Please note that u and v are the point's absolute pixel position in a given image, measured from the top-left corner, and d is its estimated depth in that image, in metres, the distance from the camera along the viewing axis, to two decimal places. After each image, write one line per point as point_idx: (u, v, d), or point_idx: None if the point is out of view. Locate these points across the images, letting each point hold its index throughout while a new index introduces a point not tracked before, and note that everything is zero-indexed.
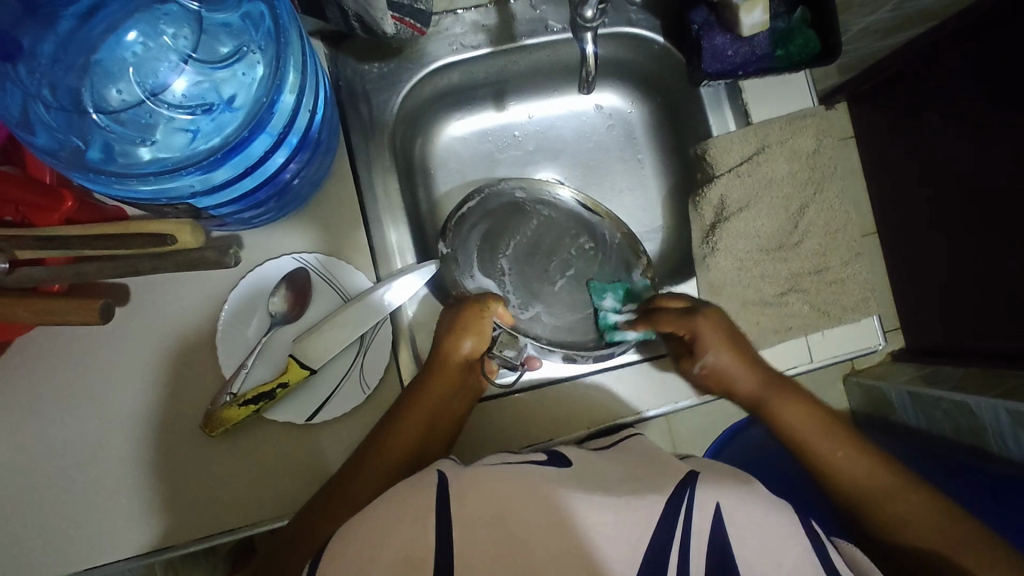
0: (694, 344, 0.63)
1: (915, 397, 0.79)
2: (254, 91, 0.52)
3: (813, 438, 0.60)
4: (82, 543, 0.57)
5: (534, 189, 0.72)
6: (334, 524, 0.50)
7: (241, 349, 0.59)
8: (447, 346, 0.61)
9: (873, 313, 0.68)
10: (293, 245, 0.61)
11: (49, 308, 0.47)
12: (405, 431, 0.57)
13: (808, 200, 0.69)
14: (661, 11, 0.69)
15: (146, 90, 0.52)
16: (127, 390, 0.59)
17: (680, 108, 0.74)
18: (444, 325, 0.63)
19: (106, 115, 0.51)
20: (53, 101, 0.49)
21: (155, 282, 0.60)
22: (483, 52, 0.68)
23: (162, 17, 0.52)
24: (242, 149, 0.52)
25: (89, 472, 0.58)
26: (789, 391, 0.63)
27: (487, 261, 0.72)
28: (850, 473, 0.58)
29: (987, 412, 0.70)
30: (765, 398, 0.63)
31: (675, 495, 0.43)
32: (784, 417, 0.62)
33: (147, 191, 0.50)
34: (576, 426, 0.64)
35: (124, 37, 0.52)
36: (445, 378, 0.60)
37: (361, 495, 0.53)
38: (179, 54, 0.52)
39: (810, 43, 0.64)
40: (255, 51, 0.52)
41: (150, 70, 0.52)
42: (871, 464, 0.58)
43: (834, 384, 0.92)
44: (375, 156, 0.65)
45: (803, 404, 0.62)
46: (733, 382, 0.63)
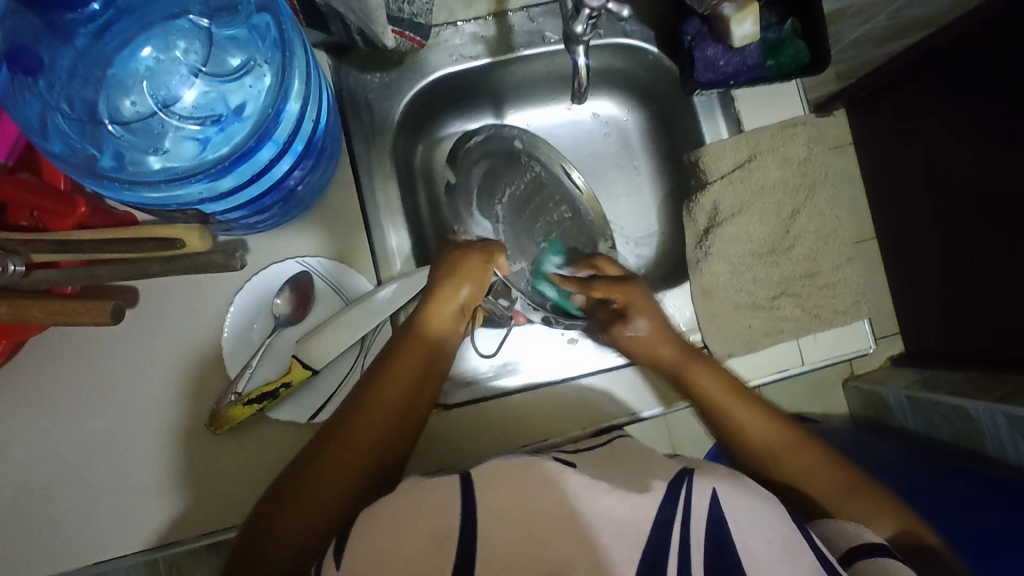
0: (625, 313, 0.68)
1: (913, 400, 0.81)
2: (262, 102, 0.54)
3: (725, 406, 0.63)
4: (94, 537, 0.59)
5: (533, 143, 0.68)
6: (325, 487, 0.52)
7: (246, 351, 0.61)
8: (445, 290, 0.61)
9: (863, 316, 0.69)
10: (297, 250, 0.63)
11: (63, 309, 0.49)
12: (379, 404, 0.56)
13: (799, 206, 0.70)
14: (655, 22, 0.70)
15: (158, 101, 0.54)
16: (136, 391, 0.61)
17: (675, 116, 0.76)
18: (435, 273, 0.62)
19: (120, 126, 0.53)
20: (71, 113, 0.52)
21: (163, 286, 0.61)
22: (481, 62, 0.70)
23: (172, 35, 0.54)
24: (248, 157, 0.54)
25: (100, 469, 0.60)
26: (708, 363, 0.65)
27: (484, 203, 0.73)
28: (757, 440, 0.61)
29: (985, 416, 0.71)
30: (684, 364, 0.65)
31: (674, 483, 0.44)
32: (698, 385, 0.64)
33: (156, 197, 0.52)
34: (573, 427, 0.66)
35: (138, 51, 0.54)
36: (436, 320, 0.60)
37: (358, 450, 0.54)
38: (189, 67, 0.55)
39: (799, 54, 0.66)
40: (263, 63, 0.54)
41: (162, 82, 0.54)
42: (778, 427, 0.62)
43: (833, 388, 0.93)
44: (377, 163, 0.68)
45: (717, 378, 0.64)
46: (657, 349, 0.65)
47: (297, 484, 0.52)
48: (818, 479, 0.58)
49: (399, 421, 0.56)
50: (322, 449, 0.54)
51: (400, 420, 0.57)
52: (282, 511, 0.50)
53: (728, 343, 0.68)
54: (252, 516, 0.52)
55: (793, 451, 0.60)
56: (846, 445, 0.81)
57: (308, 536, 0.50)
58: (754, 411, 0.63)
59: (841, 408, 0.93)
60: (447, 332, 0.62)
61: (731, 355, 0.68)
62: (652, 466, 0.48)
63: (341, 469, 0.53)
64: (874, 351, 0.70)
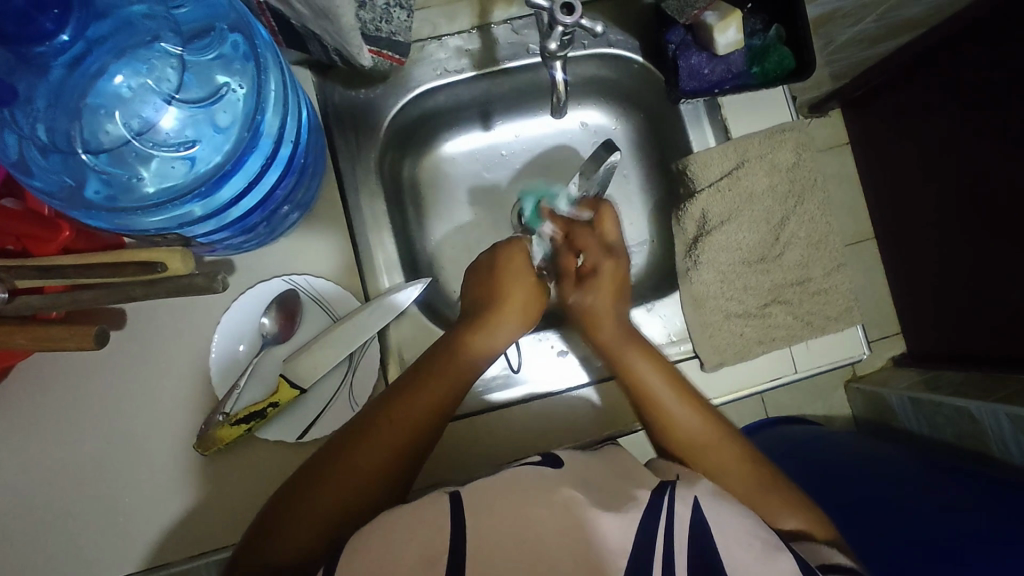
0: (588, 278, 0.69)
1: (916, 402, 0.80)
2: (240, 110, 0.54)
3: (665, 398, 0.61)
4: (86, 560, 0.59)
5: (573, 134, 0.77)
6: (360, 472, 0.54)
7: (234, 372, 0.61)
8: (508, 292, 0.66)
9: (856, 322, 0.69)
10: (284, 268, 0.63)
11: (46, 334, 0.49)
12: (421, 402, 0.58)
13: (788, 212, 0.70)
14: (640, 31, 0.70)
15: (132, 129, 0.54)
16: (127, 413, 0.60)
17: (663, 124, 0.75)
18: (504, 280, 0.67)
19: (95, 155, 0.53)
20: (45, 143, 0.52)
21: (149, 308, 0.61)
22: (466, 76, 0.70)
23: (143, 63, 0.54)
24: (230, 177, 0.54)
25: (91, 492, 0.60)
26: (644, 350, 0.64)
27: (509, 179, 0.80)
28: (685, 435, 0.60)
29: (988, 417, 0.70)
30: (622, 346, 0.65)
31: (657, 494, 0.46)
32: (637, 374, 0.63)
33: (162, 219, 0.53)
34: (566, 439, 0.66)
35: (111, 80, 0.54)
36: (497, 327, 0.65)
37: (392, 448, 0.55)
38: (162, 94, 0.54)
39: (784, 61, 0.65)
40: (238, 84, 0.54)
41: (136, 110, 0.54)
42: (707, 422, 0.61)
43: (836, 392, 0.92)
44: (363, 179, 0.68)
45: (652, 367, 0.63)
46: (597, 327, 0.66)
47: (307, 490, 0.52)
48: (732, 470, 0.59)
49: (424, 427, 0.57)
50: (358, 439, 0.55)
51: (436, 422, 0.58)
52: (289, 514, 0.51)
53: (720, 353, 0.67)
54: (255, 528, 0.52)
55: (712, 446, 0.60)
56: (848, 449, 0.80)
57: (317, 537, 0.51)
58: (688, 407, 0.61)
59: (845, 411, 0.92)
60: (493, 342, 0.64)
61: (722, 364, 0.67)
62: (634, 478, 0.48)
63: (377, 456, 0.55)
64: (868, 356, 0.70)
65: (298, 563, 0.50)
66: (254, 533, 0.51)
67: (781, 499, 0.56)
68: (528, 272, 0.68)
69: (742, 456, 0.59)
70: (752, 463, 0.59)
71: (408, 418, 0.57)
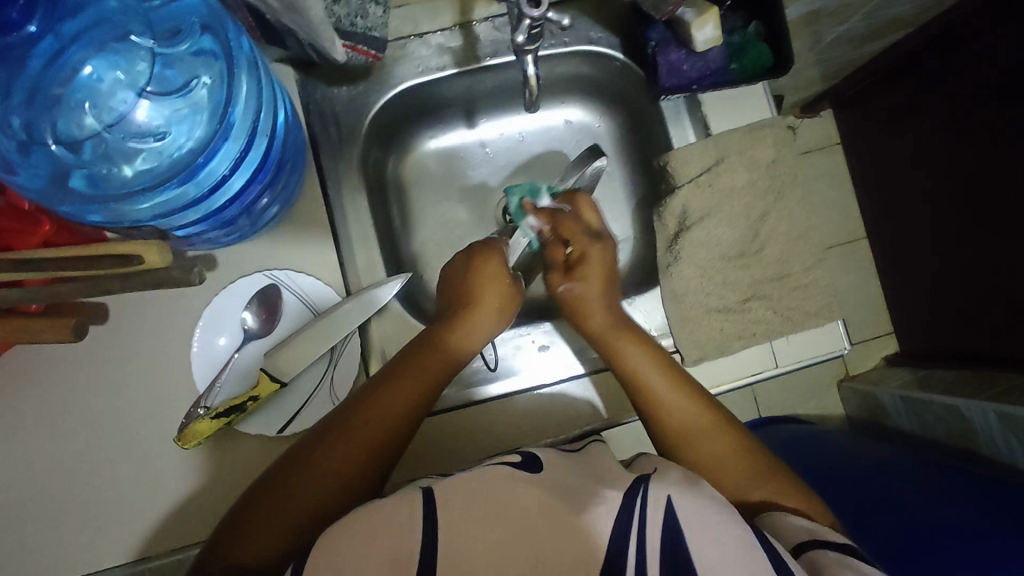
0: (575, 267, 0.69)
1: (907, 400, 0.81)
2: (213, 98, 0.55)
3: (656, 386, 0.61)
4: (68, 553, 0.59)
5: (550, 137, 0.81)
6: (331, 483, 0.54)
7: (214, 365, 0.61)
8: (482, 291, 0.66)
9: (836, 317, 0.69)
10: (265, 264, 0.63)
11: (25, 327, 0.51)
12: (393, 403, 0.58)
13: (768, 208, 0.70)
14: (620, 29, 0.71)
15: (104, 122, 0.56)
16: (109, 405, 0.61)
17: (645, 121, 0.76)
18: (476, 276, 0.67)
19: (67, 146, 0.54)
20: (14, 136, 0.52)
21: (129, 302, 0.61)
22: (448, 73, 0.70)
23: (117, 56, 0.55)
24: (200, 171, 0.55)
25: (73, 486, 0.60)
26: (633, 336, 0.65)
27: (494, 177, 0.81)
28: (674, 420, 0.60)
29: (977, 415, 0.70)
30: (610, 338, 0.65)
31: (629, 493, 0.45)
32: (627, 360, 0.63)
33: (143, 208, 0.55)
34: (547, 433, 0.66)
35: (83, 73, 0.55)
36: (468, 326, 0.65)
37: (363, 451, 0.55)
38: (134, 88, 0.56)
39: (762, 57, 0.66)
40: (207, 80, 0.55)
41: (107, 104, 0.55)
42: (697, 410, 0.60)
43: (829, 390, 0.92)
44: (345, 174, 0.68)
45: (639, 349, 0.64)
46: (586, 315, 0.67)
47: (282, 490, 0.52)
48: (726, 465, 0.57)
49: (394, 432, 0.57)
50: (336, 436, 0.56)
51: (406, 423, 0.58)
52: (258, 514, 0.51)
53: (700, 347, 0.68)
54: (225, 523, 0.52)
55: (700, 435, 0.59)
56: (835, 446, 0.80)
57: (286, 536, 0.51)
58: (678, 388, 0.61)
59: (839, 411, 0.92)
60: (469, 344, 0.65)
61: (702, 359, 0.68)
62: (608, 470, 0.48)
63: (348, 452, 0.55)
64: (848, 351, 0.70)
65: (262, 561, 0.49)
66: (226, 525, 0.52)
67: (772, 488, 0.54)
68: (504, 277, 0.68)
69: (733, 446, 0.58)
70: (743, 452, 0.58)
71: (383, 421, 0.57)
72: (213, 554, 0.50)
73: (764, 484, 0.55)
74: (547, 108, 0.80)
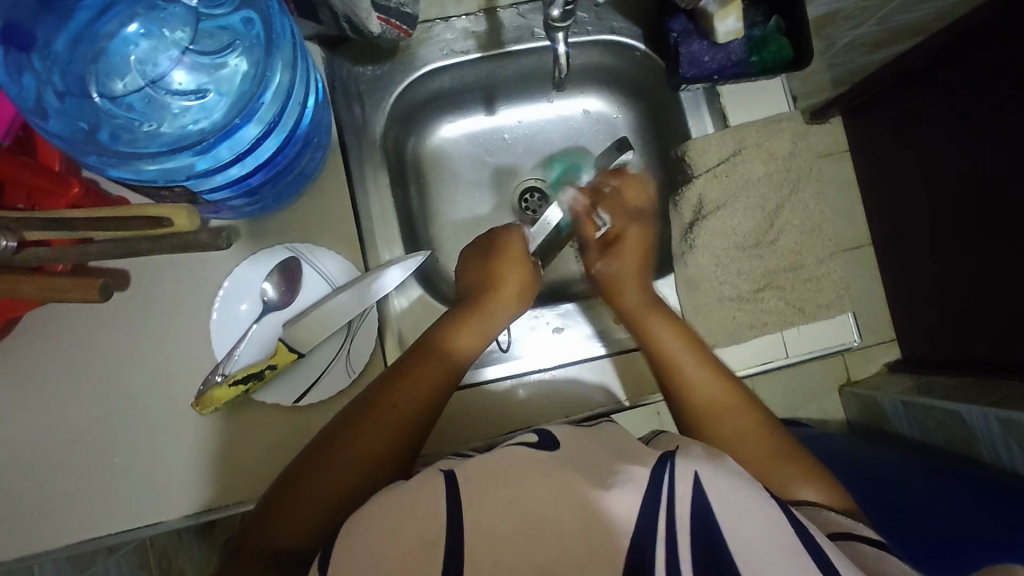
0: (612, 245, 0.71)
1: (908, 405, 0.82)
2: (245, 79, 0.55)
3: (684, 366, 0.63)
4: (79, 514, 0.60)
5: (569, 127, 0.82)
6: (350, 473, 0.54)
7: (233, 331, 0.62)
8: (499, 274, 0.67)
9: (847, 309, 0.70)
10: (285, 236, 0.64)
11: (52, 285, 0.51)
12: (413, 389, 0.58)
13: (784, 200, 0.71)
14: (642, 20, 0.72)
15: (146, 78, 0.56)
16: (126, 369, 0.61)
17: (663, 113, 0.77)
18: (501, 254, 0.68)
19: (108, 100, 0.55)
20: (60, 86, 0.53)
21: (151, 268, 0.62)
22: (472, 57, 0.71)
23: (160, 17, 0.56)
24: (233, 134, 0.55)
25: (88, 448, 0.61)
26: (664, 313, 0.66)
27: (510, 164, 0.82)
28: (702, 401, 0.61)
29: (978, 420, 0.71)
30: (644, 313, 0.66)
31: (658, 468, 0.45)
32: (656, 337, 0.64)
33: (166, 168, 0.54)
34: (556, 415, 0.67)
35: (127, 31, 0.56)
36: (484, 316, 0.65)
37: (387, 439, 0.56)
38: (177, 46, 0.56)
39: (783, 51, 0.67)
40: (243, 52, 0.56)
41: (150, 59, 0.56)
42: (724, 388, 0.61)
43: (829, 395, 0.95)
44: (367, 154, 0.69)
45: (671, 326, 0.65)
46: (619, 294, 0.68)
47: (305, 482, 0.53)
48: (749, 444, 0.58)
49: (418, 415, 0.58)
50: (354, 428, 0.56)
51: (425, 411, 0.58)
52: (286, 504, 0.52)
53: (713, 335, 0.69)
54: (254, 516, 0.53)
55: (728, 413, 0.60)
56: (836, 447, 0.81)
57: (319, 520, 0.52)
58: (706, 367, 0.63)
59: (839, 415, 0.94)
60: (486, 331, 0.65)
61: (714, 346, 0.69)
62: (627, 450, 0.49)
63: (371, 438, 0.55)
64: (858, 344, 0.71)
65: (293, 549, 0.50)
66: (257, 516, 0.53)
67: (800, 468, 0.55)
68: (525, 262, 0.69)
69: (754, 426, 0.59)
70: (769, 433, 0.59)
71: (409, 406, 0.58)
72: (246, 547, 0.51)
73: (787, 465, 0.56)
74: (567, 98, 0.81)
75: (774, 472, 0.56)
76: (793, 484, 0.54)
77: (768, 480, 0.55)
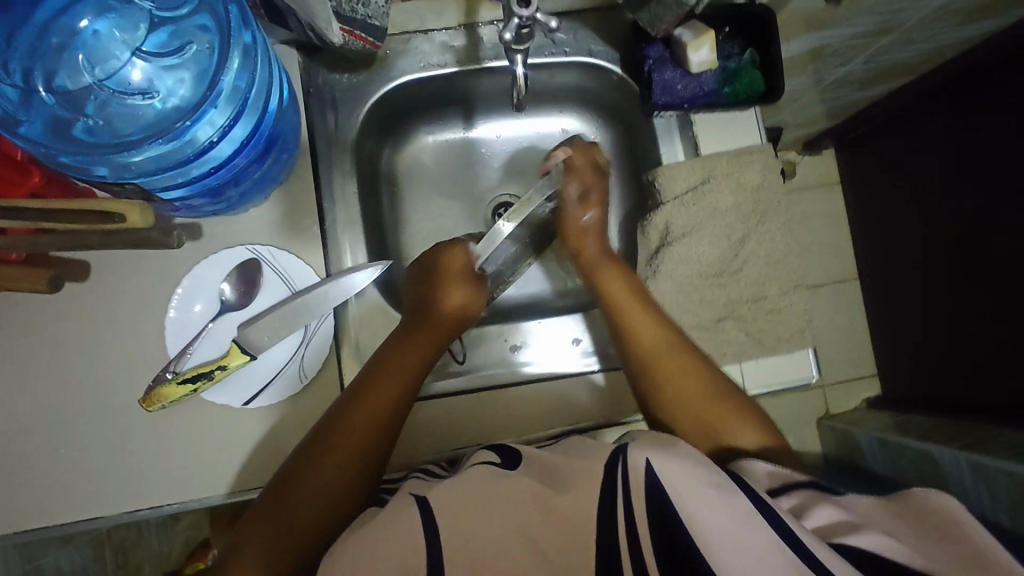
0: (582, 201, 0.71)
1: (884, 443, 0.80)
2: (202, 74, 0.56)
3: (632, 314, 0.65)
4: (23, 505, 0.60)
5: (545, 144, 0.82)
6: (314, 506, 0.53)
7: (187, 331, 0.62)
8: (444, 281, 0.67)
9: (808, 344, 0.70)
10: (248, 237, 0.64)
11: (3, 275, 0.54)
12: (371, 409, 0.58)
13: (750, 230, 0.71)
14: (620, 44, 0.72)
15: (98, 76, 0.57)
16: (78, 362, 0.61)
17: (638, 137, 0.77)
18: (440, 266, 0.68)
19: (57, 94, 0.55)
20: (8, 81, 0.53)
21: (111, 262, 0.62)
22: (449, 70, 0.72)
23: (116, 16, 0.57)
24: (182, 136, 0.56)
25: (34, 439, 0.60)
26: (619, 267, 0.69)
27: (486, 178, 0.82)
28: (648, 342, 0.63)
29: (949, 463, 0.69)
30: (599, 266, 0.70)
31: (611, 460, 0.46)
32: (608, 288, 0.67)
33: (121, 166, 0.55)
34: (511, 433, 0.67)
35: (82, 28, 0.56)
36: (446, 321, 0.67)
37: (349, 461, 0.56)
38: (129, 47, 0.57)
39: (754, 83, 0.68)
40: (198, 47, 0.57)
41: (103, 60, 0.57)
42: (667, 333, 0.63)
43: (808, 426, 0.92)
44: (337, 159, 0.69)
45: (624, 281, 0.67)
46: (581, 248, 0.71)
47: (276, 512, 0.53)
48: (690, 385, 0.61)
49: (382, 429, 0.58)
50: (318, 454, 0.56)
51: (388, 427, 0.59)
52: (257, 544, 0.51)
53: None
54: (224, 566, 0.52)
55: (671, 355, 0.62)
56: None
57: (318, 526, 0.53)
58: (652, 318, 0.65)
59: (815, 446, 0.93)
60: (441, 338, 0.66)
61: None
62: (590, 463, 0.47)
63: (333, 464, 0.55)
64: (817, 380, 0.71)
65: None
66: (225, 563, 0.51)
67: (733, 407, 0.60)
68: (469, 273, 0.68)
69: (696, 368, 0.62)
70: (710, 379, 0.61)
71: (368, 429, 0.58)
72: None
73: (726, 406, 0.60)
74: (545, 116, 0.81)
75: (708, 412, 0.59)
76: (734, 431, 0.58)
77: (715, 429, 0.59)
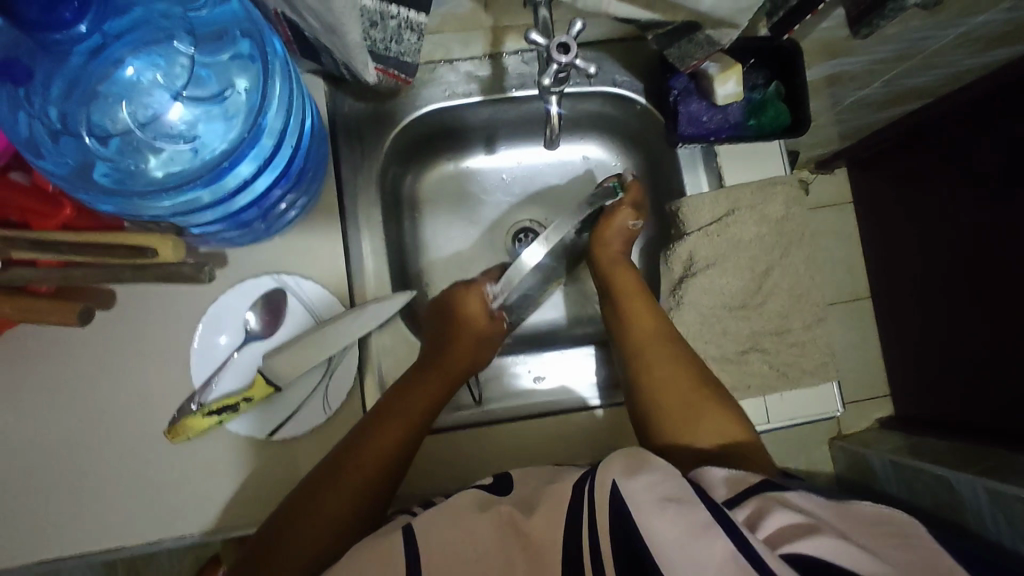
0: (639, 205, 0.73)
1: (896, 465, 0.79)
2: (243, 109, 0.57)
3: (632, 316, 0.66)
4: (43, 535, 0.60)
5: (566, 170, 0.83)
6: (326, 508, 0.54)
7: (211, 361, 0.62)
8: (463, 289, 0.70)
9: (833, 378, 0.70)
10: (273, 266, 0.64)
11: (32, 308, 0.54)
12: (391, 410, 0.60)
13: (773, 263, 0.70)
14: (645, 74, 0.72)
15: (137, 120, 0.57)
16: (102, 391, 0.61)
17: (660, 165, 0.77)
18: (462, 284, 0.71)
19: (98, 139, 0.56)
20: (50, 124, 0.54)
21: (138, 293, 0.62)
22: (472, 99, 0.72)
23: (156, 57, 0.57)
24: (225, 175, 0.56)
25: (57, 468, 0.60)
26: (630, 270, 0.70)
27: (507, 203, 0.82)
28: (640, 333, 0.65)
29: (965, 488, 0.68)
30: (618, 264, 0.71)
31: (580, 481, 0.47)
32: (618, 285, 0.69)
33: (163, 207, 0.56)
34: (529, 461, 0.65)
35: (124, 72, 0.57)
36: (469, 329, 0.68)
37: (364, 463, 0.57)
38: (170, 90, 0.58)
39: (780, 117, 0.68)
40: (242, 81, 0.57)
41: (143, 103, 0.57)
42: (664, 329, 0.65)
43: (820, 448, 0.93)
44: (362, 188, 0.69)
45: (636, 285, 0.69)
46: (608, 244, 0.72)
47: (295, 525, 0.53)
48: (674, 379, 0.61)
49: (403, 433, 0.59)
50: (340, 460, 0.57)
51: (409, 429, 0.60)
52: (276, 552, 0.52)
53: None
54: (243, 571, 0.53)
55: (654, 346, 0.64)
56: None
57: (321, 540, 0.54)
58: (655, 319, 0.66)
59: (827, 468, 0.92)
60: (464, 346, 0.67)
61: None
62: None
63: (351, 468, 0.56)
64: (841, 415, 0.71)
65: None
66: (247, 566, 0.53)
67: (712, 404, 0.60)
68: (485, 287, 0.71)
69: (683, 365, 0.62)
70: (697, 379, 0.61)
71: (387, 439, 0.58)
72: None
73: (703, 402, 0.60)
74: (566, 142, 0.82)
75: (680, 400, 0.60)
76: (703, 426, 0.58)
77: (683, 422, 0.59)
